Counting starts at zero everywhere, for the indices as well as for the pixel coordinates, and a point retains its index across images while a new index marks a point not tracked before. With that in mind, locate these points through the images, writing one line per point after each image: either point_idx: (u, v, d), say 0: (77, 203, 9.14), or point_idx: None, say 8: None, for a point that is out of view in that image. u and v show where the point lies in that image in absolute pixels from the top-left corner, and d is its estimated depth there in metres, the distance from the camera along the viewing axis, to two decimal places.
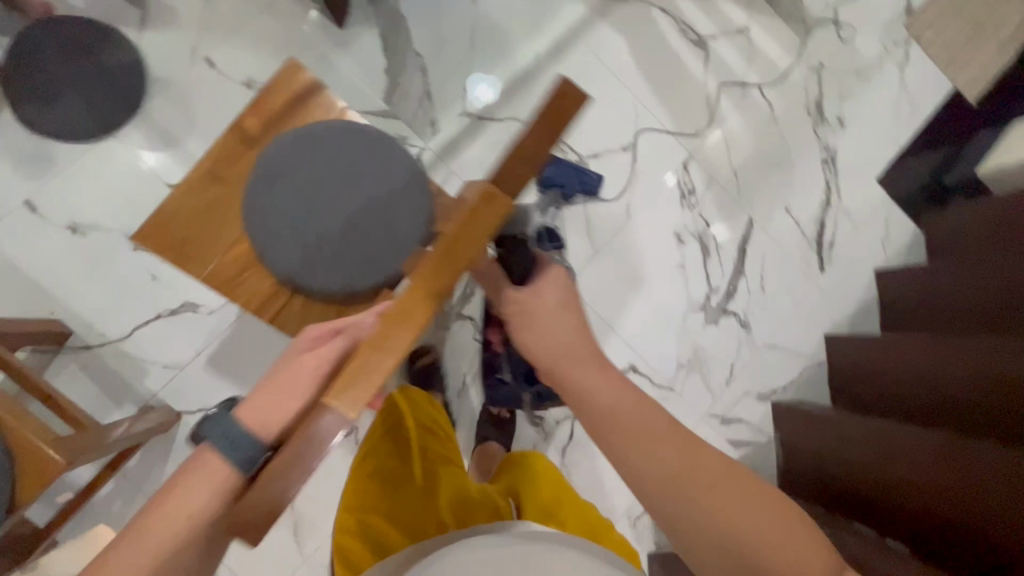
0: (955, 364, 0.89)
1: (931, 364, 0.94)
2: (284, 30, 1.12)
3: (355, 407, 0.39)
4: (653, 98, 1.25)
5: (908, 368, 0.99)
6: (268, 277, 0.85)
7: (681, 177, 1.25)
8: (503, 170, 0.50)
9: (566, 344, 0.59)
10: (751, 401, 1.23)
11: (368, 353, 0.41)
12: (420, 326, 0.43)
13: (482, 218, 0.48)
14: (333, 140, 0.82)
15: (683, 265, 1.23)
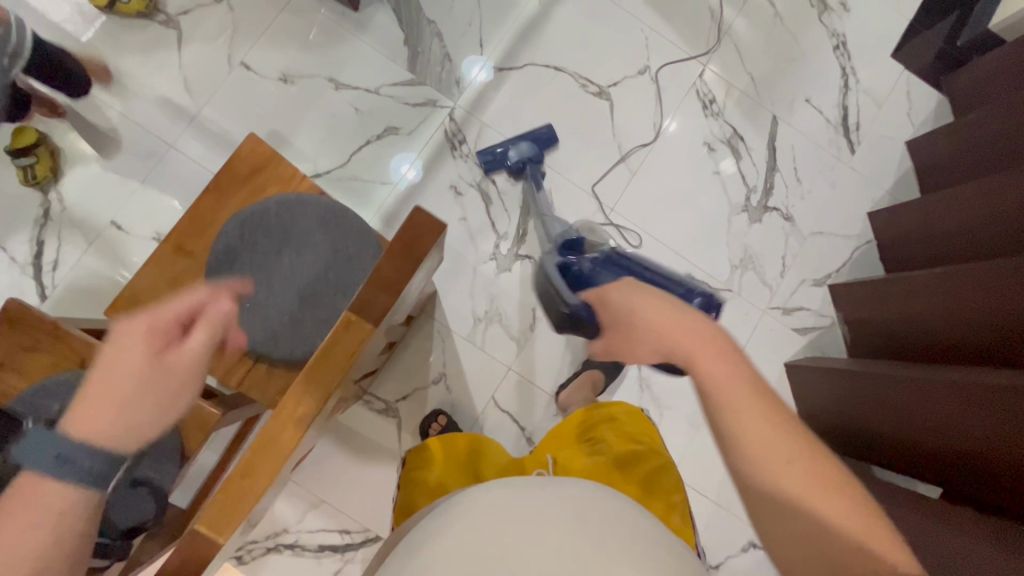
0: (1002, 195, 0.93)
1: (976, 205, 0.99)
2: (304, 22, 1.19)
3: (217, 535, 0.49)
4: (660, 18, 1.29)
5: (954, 215, 1.04)
6: (222, 347, 0.76)
7: (701, 88, 1.28)
8: (365, 302, 0.54)
9: (652, 319, 0.56)
10: (808, 289, 1.26)
11: (233, 488, 0.50)
12: (281, 459, 0.52)
13: (346, 342, 0.55)
14: (296, 210, 0.76)
15: (718, 172, 1.27)
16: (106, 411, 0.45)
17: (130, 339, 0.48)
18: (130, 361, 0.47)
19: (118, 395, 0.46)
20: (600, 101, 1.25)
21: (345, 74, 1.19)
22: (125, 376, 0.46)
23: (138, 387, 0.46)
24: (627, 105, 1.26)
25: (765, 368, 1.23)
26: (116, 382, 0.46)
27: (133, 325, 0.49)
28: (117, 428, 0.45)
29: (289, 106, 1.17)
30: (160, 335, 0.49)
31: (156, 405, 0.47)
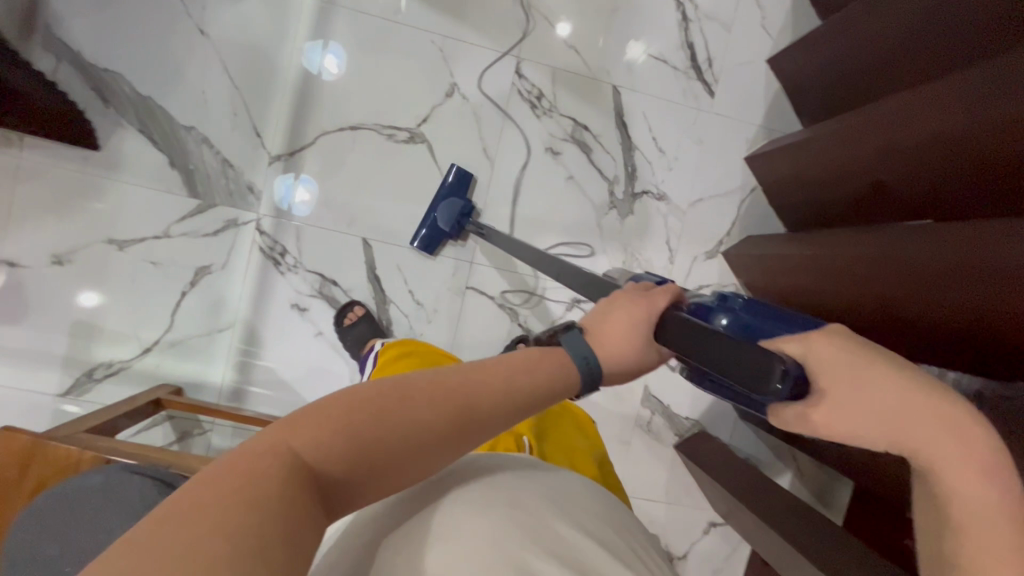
0: (877, 142, 0.83)
1: (852, 153, 0.89)
2: (47, 186, 1.01)
3: None
4: (449, 16, 1.06)
5: (832, 164, 0.95)
6: None
7: (523, 86, 1.10)
8: None
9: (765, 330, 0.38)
10: (701, 265, 1.18)
11: None
12: None
13: None
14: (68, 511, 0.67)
15: (572, 175, 1.12)
16: (323, 433, 0.34)
17: (455, 386, 0.39)
18: (433, 414, 0.38)
19: (393, 444, 0.36)
20: (417, 146, 1.08)
21: (122, 228, 1.03)
22: (411, 415, 0.37)
23: (406, 463, 0.37)
24: (449, 137, 1.09)
25: None
26: (413, 408, 0.37)
27: (471, 367, 0.41)
28: (320, 461, 0.34)
29: (79, 288, 1.03)
30: (479, 413, 0.39)
31: (358, 461, 0.35)
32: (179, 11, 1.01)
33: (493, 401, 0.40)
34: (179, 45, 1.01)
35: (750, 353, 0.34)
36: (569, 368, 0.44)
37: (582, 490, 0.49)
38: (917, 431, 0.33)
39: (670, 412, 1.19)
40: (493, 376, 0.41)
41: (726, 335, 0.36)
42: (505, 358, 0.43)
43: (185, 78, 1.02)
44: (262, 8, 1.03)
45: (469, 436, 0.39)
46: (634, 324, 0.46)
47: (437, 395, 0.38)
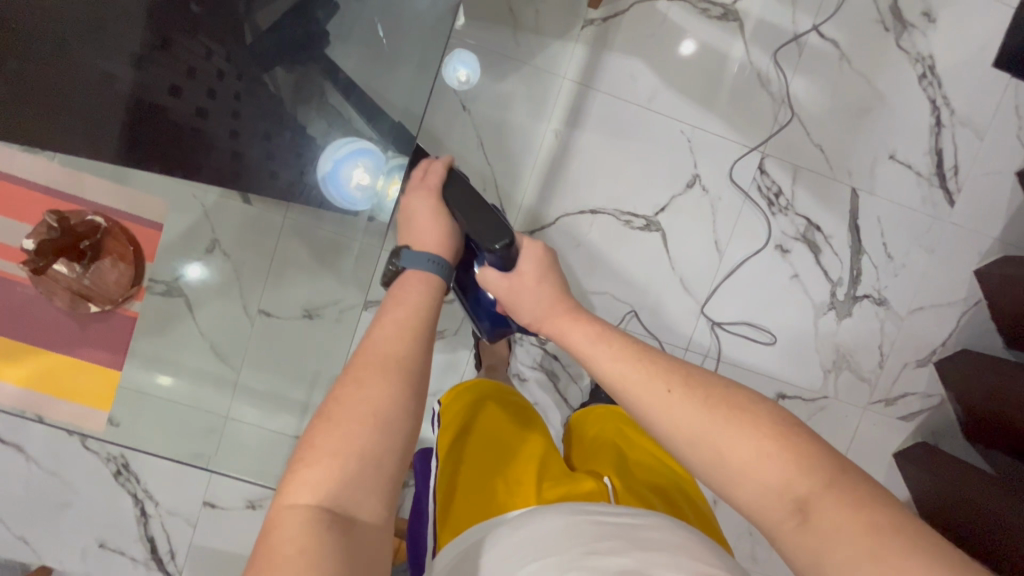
0: None
1: None
2: (306, 244, 1.06)
3: None
4: (701, 107, 1.06)
5: None
6: None
7: (762, 181, 1.09)
8: None
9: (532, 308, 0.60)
10: (910, 372, 1.17)
11: None
12: None
13: None
14: None
15: (797, 273, 1.12)
16: (315, 484, 0.42)
17: (368, 368, 0.48)
18: (388, 380, 0.48)
19: (366, 435, 0.44)
20: (651, 234, 1.09)
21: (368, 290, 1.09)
22: (358, 407, 0.46)
23: (387, 432, 0.45)
24: (683, 227, 1.10)
25: (876, 463, 1.19)
26: (354, 413, 0.45)
27: (374, 347, 0.50)
28: (318, 500, 0.42)
29: None
30: (398, 370, 0.49)
31: (354, 466, 0.43)
32: (447, 86, 1.03)
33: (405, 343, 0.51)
34: (442, 119, 1.04)
35: (492, 220, 0.62)
36: (424, 275, 0.59)
37: (686, 538, 0.59)
38: (704, 422, 0.45)
39: None
40: (387, 348, 0.50)
41: (486, 213, 0.63)
42: (383, 324, 0.52)
43: (443, 151, 1.04)
44: (523, 86, 1.04)
45: (412, 382, 0.49)
46: (434, 207, 0.64)
47: (363, 381, 0.47)
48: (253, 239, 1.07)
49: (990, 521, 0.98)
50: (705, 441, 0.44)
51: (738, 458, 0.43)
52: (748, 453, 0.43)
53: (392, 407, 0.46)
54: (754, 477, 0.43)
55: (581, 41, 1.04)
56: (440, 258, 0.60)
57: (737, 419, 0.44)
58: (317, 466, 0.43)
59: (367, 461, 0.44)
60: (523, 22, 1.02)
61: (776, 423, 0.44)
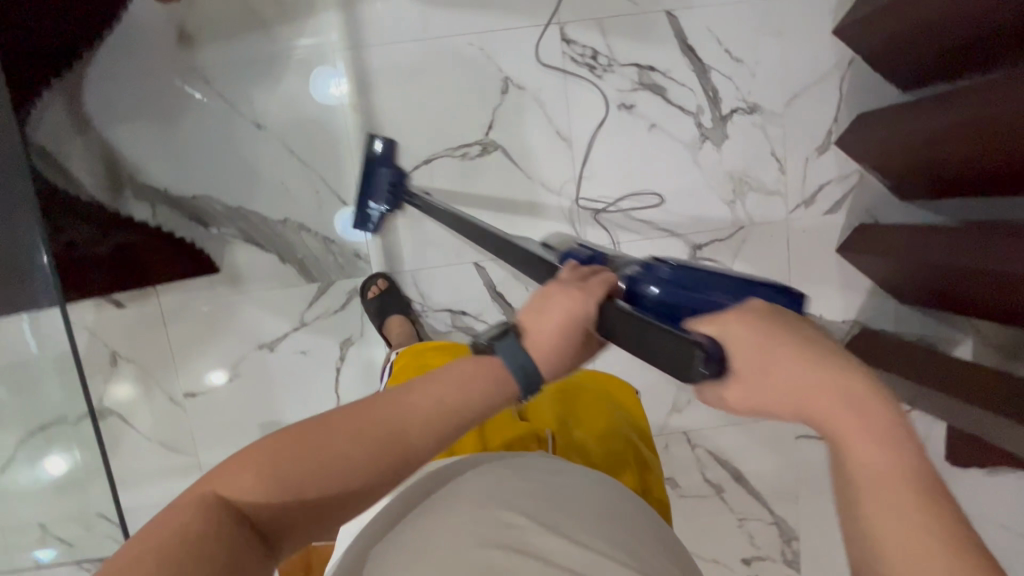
0: None
1: None
2: (190, 318, 1.08)
3: None
4: (476, 9, 1.01)
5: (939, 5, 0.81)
6: None
7: (574, 51, 1.03)
8: None
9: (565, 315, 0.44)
10: (816, 163, 1.09)
11: None
12: None
13: None
14: None
15: (654, 123, 1.06)
16: (262, 485, 0.38)
17: (370, 432, 0.40)
18: (364, 451, 0.40)
19: (323, 491, 0.39)
20: (493, 155, 1.05)
21: (265, 332, 1.09)
22: (332, 464, 0.39)
23: (339, 493, 0.39)
24: (520, 134, 1.05)
25: (825, 265, 1.12)
26: (318, 466, 0.39)
27: (378, 409, 0.41)
28: (256, 505, 0.38)
29: (252, 395, 1.11)
30: (387, 460, 0.40)
31: (296, 504, 0.38)
32: (233, 114, 1.01)
33: (423, 426, 0.41)
34: (246, 146, 1.03)
35: (675, 347, 0.37)
36: (499, 369, 0.43)
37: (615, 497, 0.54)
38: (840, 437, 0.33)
39: (825, 321, 1.14)
40: (399, 421, 0.41)
41: (659, 332, 0.39)
42: (423, 388, 0.42)
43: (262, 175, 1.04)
44: (301, 77, 1.01)
45: (387, 468, 0.40)
46: (574, 316, 0.44)
47: (345, 427, 0.40)
48: (140, 335, 1.08)
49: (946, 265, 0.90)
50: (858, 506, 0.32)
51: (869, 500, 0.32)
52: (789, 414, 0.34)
53: (338, 500, 0.39)
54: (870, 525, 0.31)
55: (331, 6, 1.00)
56: (533, 378, 0.44)
57: (777, 351, 0.35)
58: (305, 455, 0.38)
59: (329, 484, 0.39)
60: (268, 19, 0.99)
61: (853, 374, 0.33)
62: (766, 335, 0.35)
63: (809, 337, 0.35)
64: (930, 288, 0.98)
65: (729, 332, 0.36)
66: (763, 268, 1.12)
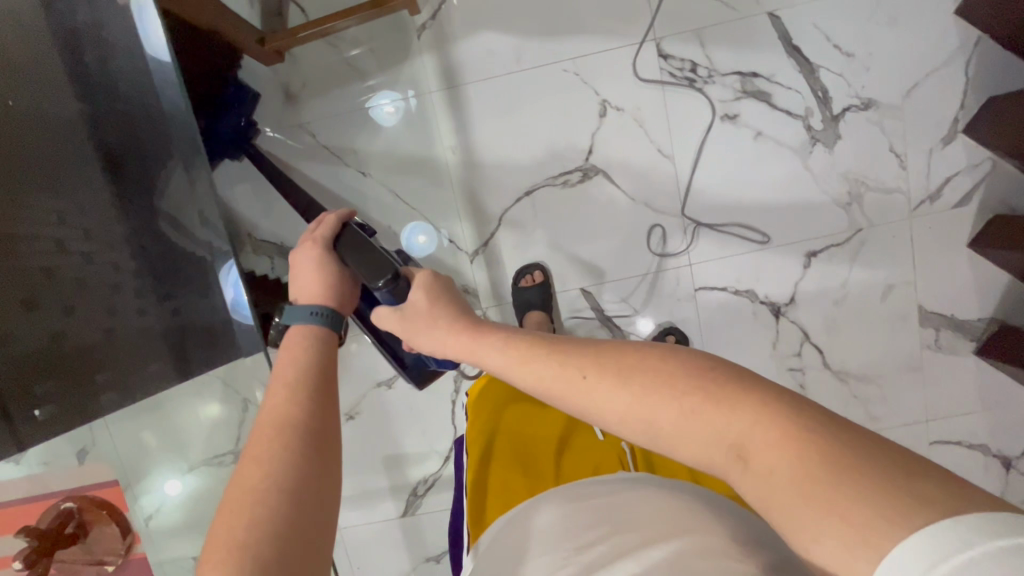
0: None
1: None
2: None
3: None
4: (570, 34, 0.99)
5: None
6: None
7: (672, 65, 1.00)
8: None
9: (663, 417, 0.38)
10: (942, 154, 1.01)
11: None
12: None
13: None
14: None
15: (759, 131, 1.02)
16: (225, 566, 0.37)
17: (262, 448, 0.43)
18: (287, 455, 0.43)
19: (269, 505, 0.40)
20: (594, 180, 1.04)
21: (380, 371, 1.13)
22: (252, 493, 0.41)
23: (285, 511, 0.40)
24: (619, 156, 1.03)
25: (955, 261, 1.05)
26: (251, 499, 0.40)
27: (265, 422, 0.46)
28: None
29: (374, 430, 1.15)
30: (295, 443, 0.44)
31: (274, 558, 0.38)
32: (339, 165, 1.05)
33: (302, 408, 0.46)
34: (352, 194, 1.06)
35: (377, 262, 0.58)
36: None
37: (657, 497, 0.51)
38: (725, 424, 0.35)
39: (957, 320, 1.07)
40: (284, 418, 0.45)
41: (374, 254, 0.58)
42: (272, 397, 0.48)
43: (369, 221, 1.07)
44: (399, 123, 1.03)
45: (313, 443, 0.45)
46: None
47: (260, 458, 0.43)
48: None
49: None
50: (773, 485, 0.32)
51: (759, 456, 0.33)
52: (678, 418, 0.37)
53: (288, 505, 0.40)
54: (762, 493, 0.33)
55: (425, 49, 1.01)
56: None
57: (714, 395, 0.36)
58: (236, 509, 0.40)
59: (278, 510, 0.40)
60: (367, 68, 1.02)
61: (766, 398, 0.34)
62: (558, 349, 0.44)
63: (741, 379, 0.36)
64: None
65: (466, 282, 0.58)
66: (885, 269, 1.06)
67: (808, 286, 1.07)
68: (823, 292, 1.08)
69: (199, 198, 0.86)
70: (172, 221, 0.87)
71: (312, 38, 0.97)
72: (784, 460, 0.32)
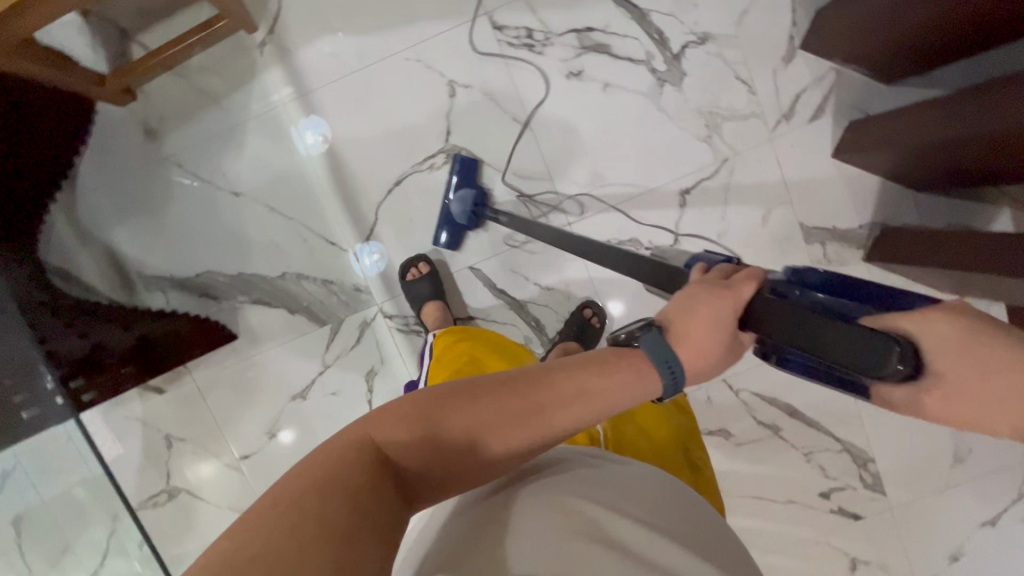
0: None
1: None
2: (224, 386, 1.12)
3: None
4: (405, 24, 1.02)
5: None
6: None
7: (510, 35, 1.02)
8: None
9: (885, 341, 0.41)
10: (786, 73, 1.04)
11: None
12: None
13: None
14: None
15: (607, 82, 1.04)
16: (400, 431, 0.42)
17: (502, 391, 0.43)
18: (523, 433, 0.43)
19: (482, 435, 0.43)
20: (459, 159, 1.06)
21: (295, 384, 1.13)
22: (478, 403, 0.43)
23: (488, 440, 0.43)
24: (479, 131, 1.05)
25: (824, 173, 1.07)
26: (470, 416, 0.43)
27: (562, 381, 0.44)
28: (399, 454, 0.42)
29: (299, 445, 1.14)
30: (540, 424, 0.44)
31: (431, 451, 0.42)
32: (211, 189, 1.07)
33: (589, 412, 0.45)
34: (229, 215, 1.08)
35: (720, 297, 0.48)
36: None
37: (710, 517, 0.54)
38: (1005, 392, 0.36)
39: (840, 232, 1.08)
40: (570, 397, 0.44)
41: (835, 326, 0.40)
42: (584, 378, 0.45)
43: (251, 239, 1.09)
44: (263, 138, 1.06)
45: (517, 434, 0.43)
46: None
47: (491, 393, 0.43)
48: (182, 414, 1.12)
49: (950, 142, 0.85)
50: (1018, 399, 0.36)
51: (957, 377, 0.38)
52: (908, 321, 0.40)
53: (497, 440, 0.43)
54: (964, 388, 0.38)
55: (272, 63, 1.04)
56: None
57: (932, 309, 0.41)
58: (435, 410, 0.42)
59: (484, 437, 0.43)
60: (220, 92, 1.04)
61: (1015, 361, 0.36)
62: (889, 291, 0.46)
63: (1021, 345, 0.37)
64: (943, 164, 0.91)
65: (746, 295, 0.47)
66: (761, 193, 1.07)
67: (692, 223, 1.08)
68: (708, 226, 1.08)
69: (90, 253, 1.07)
70: (60, 272, 1.04)
71: (151, 70, 0.99)
72: (1008, 380, 0.36)
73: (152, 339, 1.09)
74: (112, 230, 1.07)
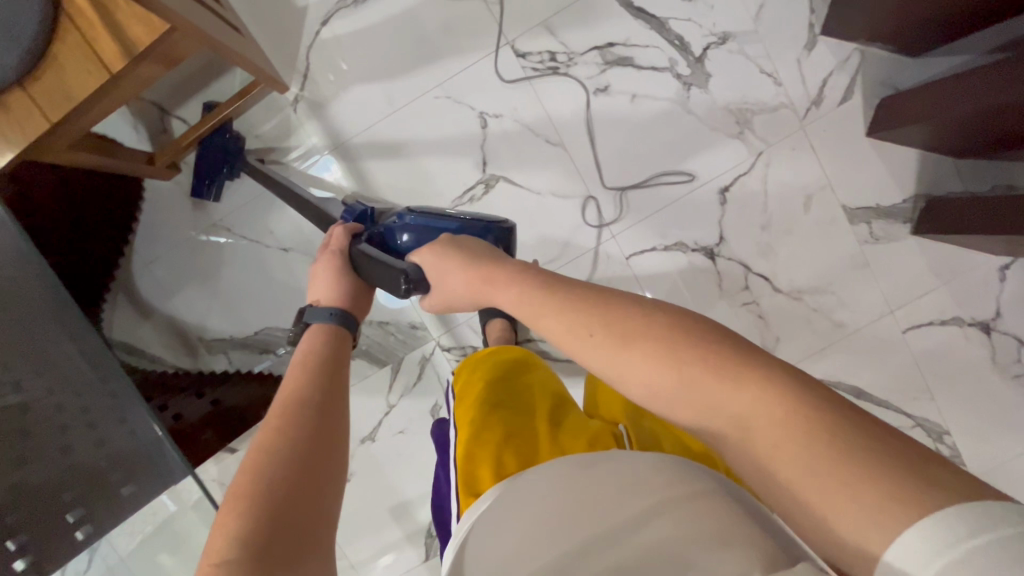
0: None
1: None
2: None
3: None
4: (430, 64, 1.04)
5: None
6: None
7: (533, 61, 1.04)
8: None
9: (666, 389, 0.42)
10: (810, 60, 1.04)
11: None
12: None
13: None
14: None
15: (634, 94, 1.05)
16: (232, 517, 0.42)
17: (288, 423, 0.49)
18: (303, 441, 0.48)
19: (300, 464, 0.46)
20: (497, 186, 1.07)
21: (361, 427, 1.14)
22: (275, 441, 0.47)
23: (305, 461, 0.46)
24: (514, 158, 1.07)
25: (859, 152, 1.07)
26: (278, 455, 0.46)
27: (287, 402, 0.52)
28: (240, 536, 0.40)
29: (372, 485, 1.16)
30: (300, 427, 0.49)
31: (266, 506, 0.42)
32: (260, 247, 1.10)
33: (303, 394, 0.52)
34: (280, 270, 1.11)
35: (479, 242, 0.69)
36: None
37: (703, 482, 0.46)
38: (764, 435, 0.36)
39: (884, 209, 1.08)
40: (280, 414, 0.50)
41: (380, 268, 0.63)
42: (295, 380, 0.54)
43: (304, 290, 1.11)
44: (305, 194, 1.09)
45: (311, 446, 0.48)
46: None
47: (290, 428, 0.49)
48: None
49: (983, 114, 0.87)
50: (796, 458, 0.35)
51: (733, 408, 0.38)
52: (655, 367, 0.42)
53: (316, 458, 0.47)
54: (814, 501, 0.33)
55: (305, 119, 1.07)
56: None
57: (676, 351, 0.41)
58: (257, 469, 0.45)
59: (304, 467, 0.46)
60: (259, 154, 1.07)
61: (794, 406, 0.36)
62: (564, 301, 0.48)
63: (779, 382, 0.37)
64: (983, 133, 0.92)
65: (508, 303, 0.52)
66: (798, 180, 1.08)
67: (733, 219, 1.09)
68: (749, 220, 1.09)
69: (151, 323, 1.10)
70: (127, 346, 1.08)
71: (195, 145, 1.02)
72: (782, 424, 0.36)
73: (236, 408, 1.08)
74: (172, 298, 1.10)
